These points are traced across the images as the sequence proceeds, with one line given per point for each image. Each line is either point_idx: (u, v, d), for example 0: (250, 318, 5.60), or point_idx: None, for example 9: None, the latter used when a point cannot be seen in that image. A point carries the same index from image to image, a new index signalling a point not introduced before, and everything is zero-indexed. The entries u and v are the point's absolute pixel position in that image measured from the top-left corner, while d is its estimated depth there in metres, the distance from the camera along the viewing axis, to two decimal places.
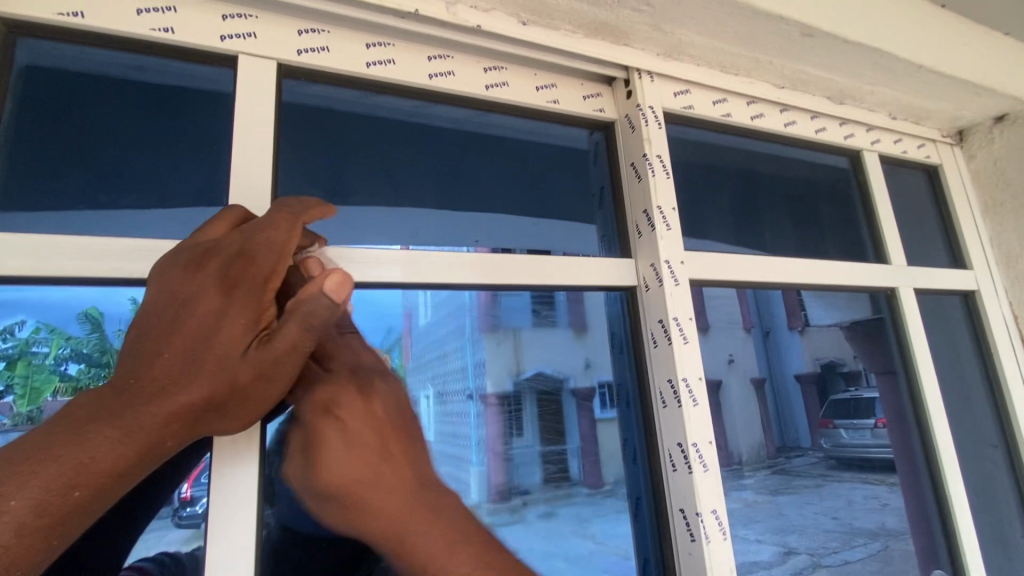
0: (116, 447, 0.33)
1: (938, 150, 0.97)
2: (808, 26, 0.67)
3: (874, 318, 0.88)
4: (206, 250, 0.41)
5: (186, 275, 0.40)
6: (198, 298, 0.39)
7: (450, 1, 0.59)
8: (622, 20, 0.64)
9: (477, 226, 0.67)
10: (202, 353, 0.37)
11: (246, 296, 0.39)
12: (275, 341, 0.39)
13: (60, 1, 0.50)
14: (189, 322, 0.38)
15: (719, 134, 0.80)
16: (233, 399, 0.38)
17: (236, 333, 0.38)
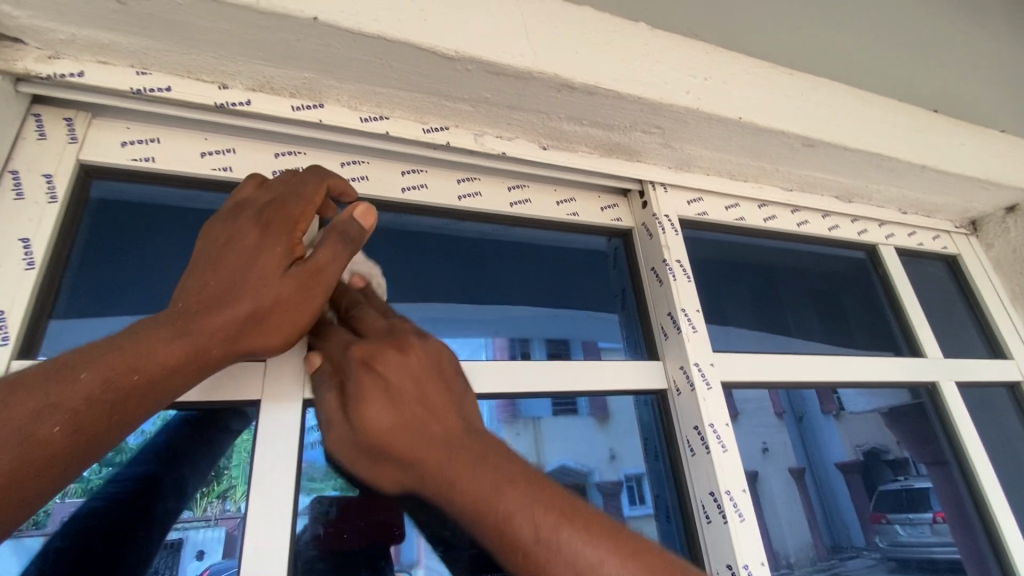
0: (173, 343, 0.40)
1: (954, 241, 0.98)
2: (810, 137, 0.72)
3: (915, 404, 0.83)
4: (235, 205, 0.49)
5: (227, 222, 0.48)
6: (239, 236, 0.46)
7: (478, 133, 0.66)
8: (634, 141, 0.70)
9: (505, 322, 0.68)
10: (240, 274, 0.45)
11: (279, 232, 0.47)
12: (316, 261, 0.47)
13: (136, 148, 0.56)
14: (232, 254, 0.46)
15: (734, 236, 0.83)
16: (266, 309, 0.45)
17: (271, 257, 0.46)
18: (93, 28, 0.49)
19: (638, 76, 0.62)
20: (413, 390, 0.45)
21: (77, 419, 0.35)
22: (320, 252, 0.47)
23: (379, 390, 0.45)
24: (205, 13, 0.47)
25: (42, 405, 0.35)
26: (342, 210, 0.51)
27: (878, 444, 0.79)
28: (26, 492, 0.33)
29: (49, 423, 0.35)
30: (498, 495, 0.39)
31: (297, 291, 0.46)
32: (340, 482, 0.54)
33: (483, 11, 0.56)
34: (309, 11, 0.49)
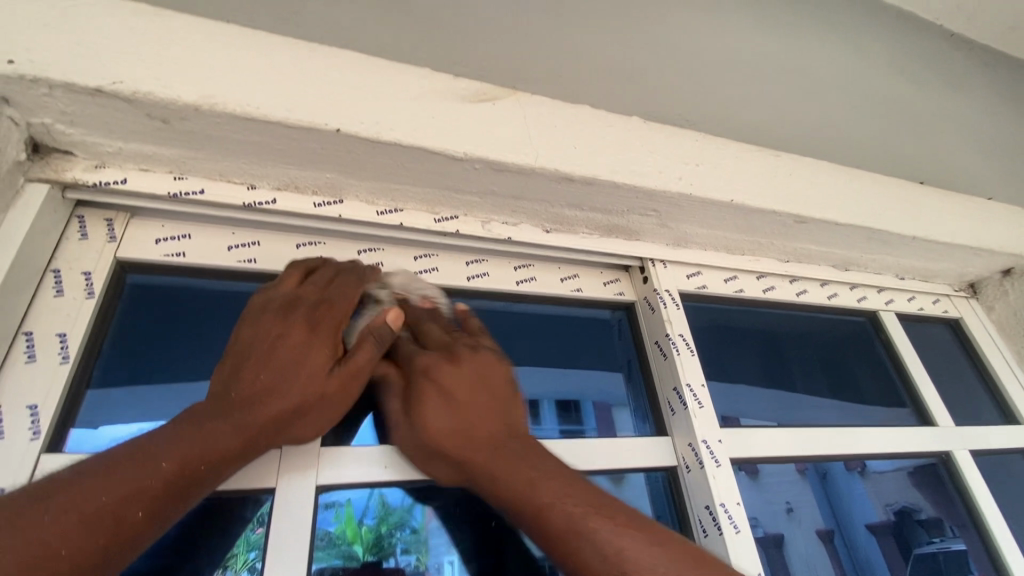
0: (225, 438, 0.44)
1: (955, 304, 1.00)
2: (801, 215, 0.75)
3: (937, 466, 0.82)
4: (285, 298, 0.53)
5: (276, 318, 0.51)
6: (288, 331, 0.50)
7: (485, 220, 0.70)
8: (633, 222, 0.74)
9: (510, 382, 0.70)
10: (288, 372, 0.48)
11: (324, 336, 0.51)
12: (356, 362, 0.51)
13: (169, 245, 0.60)
14: (283, 351, 0.49)
15: (735, 306, 0.86)
16: (310, 406, 0.49)
17: (317, 356, 0.50)
18: (139, 143, 0.54)
19: (634, 167, 0.67)
20: (466, 396, 0.53)
21: (148, 508, 0.40)
22: (360, 354, 0.51)
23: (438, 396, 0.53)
24: (240, 130, 0.53)
25: (112, 499, 0.38)
26: (381, 313, 0.54)
27: (910, 503, 0.79)
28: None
29: (115, 517, 0.38)
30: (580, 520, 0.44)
31: (338, 390, 0.50)
32: (343, 551, 0.55)
33: (489, 115, 0.62)
34: (332, 124, 0.54)
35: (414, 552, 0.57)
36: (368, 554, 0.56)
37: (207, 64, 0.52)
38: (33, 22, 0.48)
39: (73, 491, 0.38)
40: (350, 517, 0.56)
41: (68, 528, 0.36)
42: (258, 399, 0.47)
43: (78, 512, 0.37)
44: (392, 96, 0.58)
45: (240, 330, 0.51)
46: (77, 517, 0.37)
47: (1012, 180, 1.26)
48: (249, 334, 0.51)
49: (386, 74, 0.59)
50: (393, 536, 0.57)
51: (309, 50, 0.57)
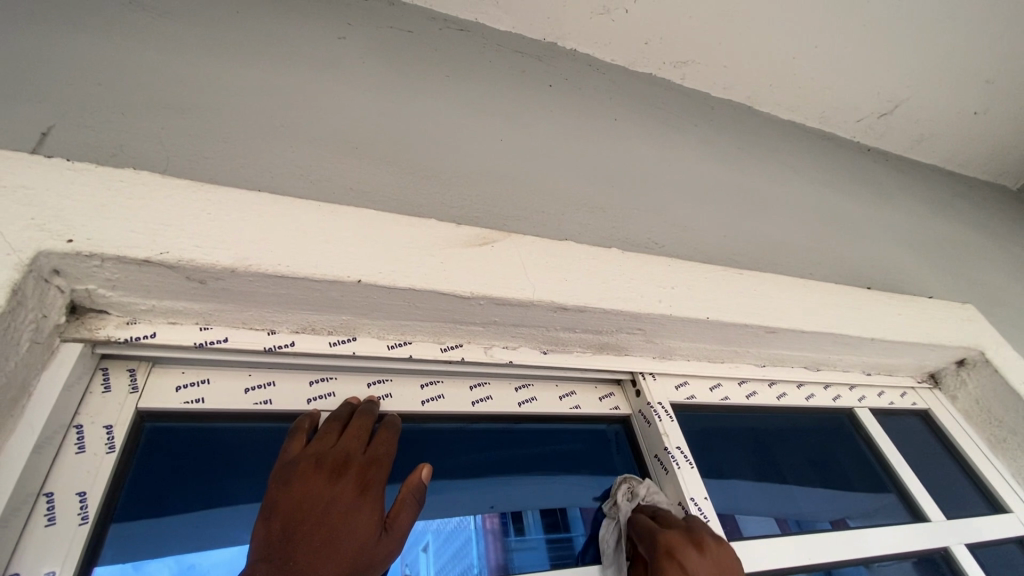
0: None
1: (920, 396, 1.07)
2: (770, 326, 0.83)
3: (931, 556, 0.83)
4: (338, 456, 0.58)
5: (332, 478, 0.56)
6: (340, 497, 0.55)
7: (487, 346, 0.76)
8: (621, 340, 0.80)
9: (499, 497, 0.73)
10: (340, 538, 0.52)
11: (375, 498, 0.57)
12: (398, 525, 0.58)
13: (188, 391, 0.63)
14: (340, 514, 0.54)
15: (723, 412, 0.90)
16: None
17: (364, 523, 0.55)
18: (173, 300, 0.59)
19: (620, 293, 0.75)
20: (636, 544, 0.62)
21: None
22: (401, 517, 0.59)
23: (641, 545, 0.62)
24: (270, 285, 0.59)
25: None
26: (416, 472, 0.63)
27: None
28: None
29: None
30: None
31: (380, 556, 0.55)
32: None
33: (489, 257, 0.70)
34: (354, 276, 0.60)
35: None
36: None
37: (243, 231, 0.59)
38: (92, 204, 0.55)
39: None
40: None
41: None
42: (317, 565, 0.49)
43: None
44: (405, 246, 0.66)
45: (288, 495, 0.54)
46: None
47: (945, 275, 1.41)
48: (302, 500, 0.54)
49: (398, 225, 0.67)
50: None
51: (332, 209, 0.64)
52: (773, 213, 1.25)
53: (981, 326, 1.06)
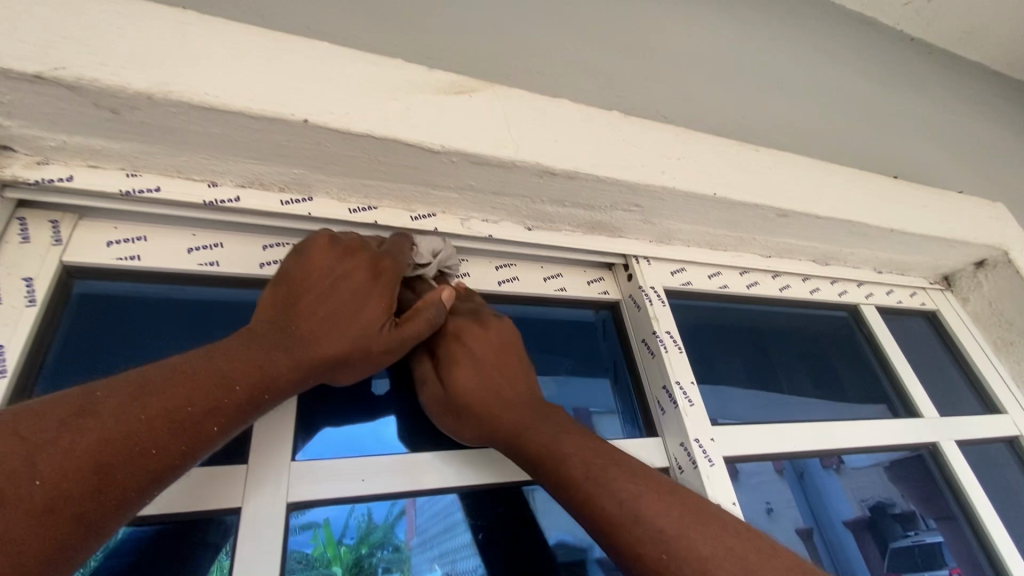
0: (290, 368, 0.47)
1: (931, 297, 1.01)
2: (783, 209, 0.75)
3: (915, 456, 0.82)
4: (349, 242, 0.57)
5: (340, 258, 0.55)
6: (351, 275, 0.55)
7: (464, 218, 0.68)
8: (616, 219, 0.72)
9: None
10: (347, 320, 0.52)
11: (387, 288, 0.56)
12: (414, 325, 0.56)
13: (121, 248, 0.56)
14: (342, 294, 0.53)
15: (719, 303, 0.85)
16: (353, 358, 0.52)
17: (371, 312, 0.54)
18: (85, 136, 0.49)
19: (617, 160, 0.65)
20: (493, 361, 0.60)
21: (210, 407, 0.41)
22: (414, 321, 0.56)
23: (469, 358, 0.60)
24: (199, 119, 0.49)
25: (197, 408, 0.40)
26: (436, 291, 0.59)
27: (885, 497, 0.78)
28: (136, 502, 0.37)
29: (198, 425, 0.40)
30: (601, 476, 0.48)
31: (385, 345, 0.53)
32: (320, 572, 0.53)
33: (465, 108, 0.59)
34: (299, 114, 0.50)
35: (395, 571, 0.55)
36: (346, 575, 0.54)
37: (162, 52, 0.48)
38: None
39: (164, 396, 0.40)
40: (330, 537, 0.54)
41: (159, 431, 0.38)
42: (315, 339, 0.50)
43: (166, 417, 0.39)
44: (364, 87, 0.55)
45: (301, 265, 0.54)
46: (163, 421, 0.39)
47: (976, 176, 1.29)
48: (311, 270, 0.54)
49: (356, 64, 0.56)
50: (373, 555, 0.55)
51: (275, 42, 0.53)
52: (801, 98, 1.11)
53: (1010, 225, 0.97)
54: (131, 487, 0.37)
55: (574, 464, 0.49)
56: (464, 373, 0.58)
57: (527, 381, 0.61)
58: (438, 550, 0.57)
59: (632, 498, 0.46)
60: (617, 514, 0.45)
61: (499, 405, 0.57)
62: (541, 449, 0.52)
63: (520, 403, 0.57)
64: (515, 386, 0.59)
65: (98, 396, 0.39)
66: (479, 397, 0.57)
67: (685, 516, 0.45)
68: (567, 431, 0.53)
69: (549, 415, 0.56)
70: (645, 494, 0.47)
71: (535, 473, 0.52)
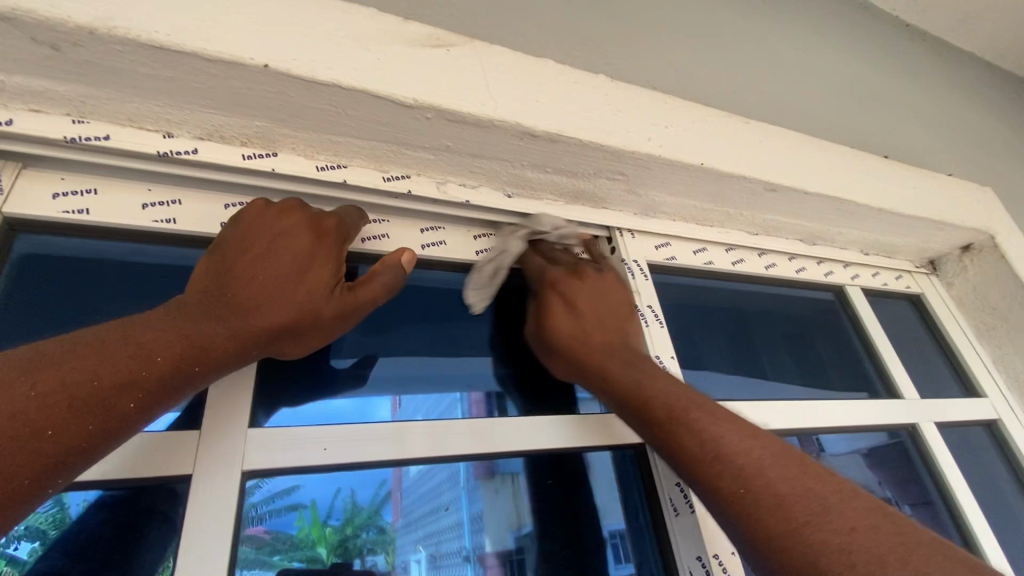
0: (224, 339, 0.43)
1: (916, 280, 1.00)
2: (771, 183, 0.73)
3: (895, 444, 0.81)
4: (289, 207, 0.54)
5: (278, 222, 0.52)
6: (292, 238, 0.51)
7: (441, 181, 0.65)
8: (599, 188, 0.70)
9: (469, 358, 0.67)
10: (288, 284, 0.49)
11: (331, 252, 0.52)
12: (364, 288, 0.53)
13: (69, 200, 0.52)
14: (283, 257, 0.49)
15: (703, 279, 0.83)
16: (298, 326, 0.48)
17: (315, 275, 0.50)
18: (23, 74, 0.45)
19: (601, 124, 0.63)
20: (590, 307, 0.62)
21: (123, 382, 0.37)
22: (367, 285, 0.53)
23: (562, 305, 0.63)
24: (148, 59, 0.45)
25: (105, 384, 0.36)
26: (394, 254, 0.56)
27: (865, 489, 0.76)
28: (32, 492, 0.33)
29: (107, 403, 0.36)
30: (687, 416, 0.48)
31: (334, 312, 0.50)
32: (304, 553, 0.51)
33: (441, 61, 0.56)
34: (259, 59, 0.47)
35: (380, 553, 0.53)
36: (330, 555, 0.52)
37: None
38: None
39: (63, 370, 0.36)
40: (315, 519, 0.52)
41: (56, 409, 0.34)
42: (253, 307, 0.46)
43: (66, 394, 0.35)
44: (332, 34, 0.52)
45: (237, 231, 0.50)
46: (61, 399, 0.35)
47: (965, 162, 1.28)
48: (247, 235, 0.50)
49: (324, 10, 0.53)
50: (358, 537, 0.53)
51: None
52: (794, 77, 1.08)
53: (998, 210, 0.96)
54: (21, 473, 0.32)
55: (661, 399, 0.50)
56: (559, 318, 0.62)
57: (619, 325, 0.62)
58: (423, 532, 0.56)
59: (712, 437, 0.45)
60: (699, 453, 0.45)
61: (582, 347, 0.59)
62: (625, 388, 0.53)
63: (608, 349, 0.58)
64: (622, 333, 0.61)
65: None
66: (569, 338, 0.61)
67: (779, 461, 0.43)
68: (621, 365, 0.56)
69: (641, 359, 0.57)
70: (730, 436, 0.45)
71: (624, 412, 0.53)
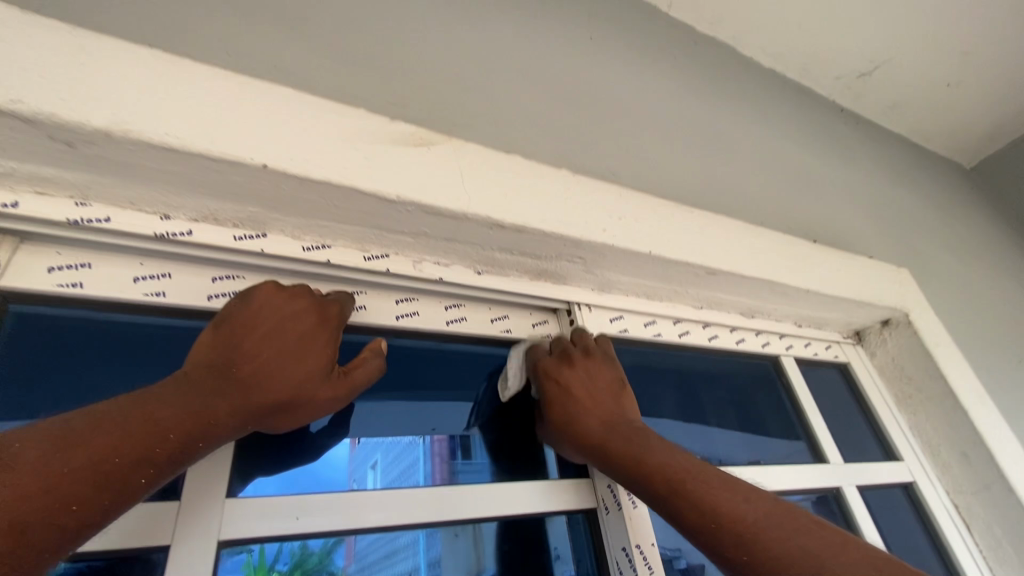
0: (228, 417, 0.48)
1: (843, 350, 1.12)
2: (712, 268, 0.82)
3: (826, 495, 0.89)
4: (296, 287, 0.59)
5: (284, 302, 0.57)
6: (298, 320, 0.57)
7: (417, 260, 0.71)
8: (562, 268, 0.77)
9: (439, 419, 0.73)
10: (291, 365, 0.54)
11: (330, 337, 0.59)
12: (355, 374, 0.59)
13: (64, 274, 0.55)
14: (287, 339, 0.55)
15: (654, 349, 0.90)
16: (295, 404, 0.54)
17: (315, 357, 0.56)
18: (37, 165, 0.50)
19: (564, 216, 0.70)
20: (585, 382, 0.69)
21: (141, 459, 0.41)
22: (360, 368, 0.60)
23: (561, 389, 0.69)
24: (158, 158, 0.50)
25: (125, 460, 0.41)
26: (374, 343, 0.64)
27: None
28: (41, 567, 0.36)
29: (121, 480, 0.40)
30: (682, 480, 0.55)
31: (328, 393, 0.56)
32: None
33: (423, 160, 0.63)
34: (259, 160, 0.53)
35: None
36: None
37: (126, 93, 0.50)
38: None
39: (90, 447, 0.40)
40: (262, 563, 0.55)
41: (82, 484, 0.38)
42: (258, 386, 0.51)
43: (94, 469, 0.39)
44: (326, 135, 0.58)
45: (245, 309, 0.55)
46: (89, 474, 0.39)
47: (889, 240, 1.44)
48: (256, 313, 0.55)
49: (320, 112, 0.59)
50: None
51: (241, 88, 0.56)
52: (738, 162, 1.21)
53: (911, 289, 1.09)
54: (46, 546, 0.36)
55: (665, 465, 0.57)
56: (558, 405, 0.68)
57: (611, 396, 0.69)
58: None
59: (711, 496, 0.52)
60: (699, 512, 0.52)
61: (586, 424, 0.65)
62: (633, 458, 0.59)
63: (604, 422, 0.65)
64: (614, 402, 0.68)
65: (14, 449, 0.38)
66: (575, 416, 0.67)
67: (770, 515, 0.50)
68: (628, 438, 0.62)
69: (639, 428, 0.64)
70: (727, 497, 0.52)
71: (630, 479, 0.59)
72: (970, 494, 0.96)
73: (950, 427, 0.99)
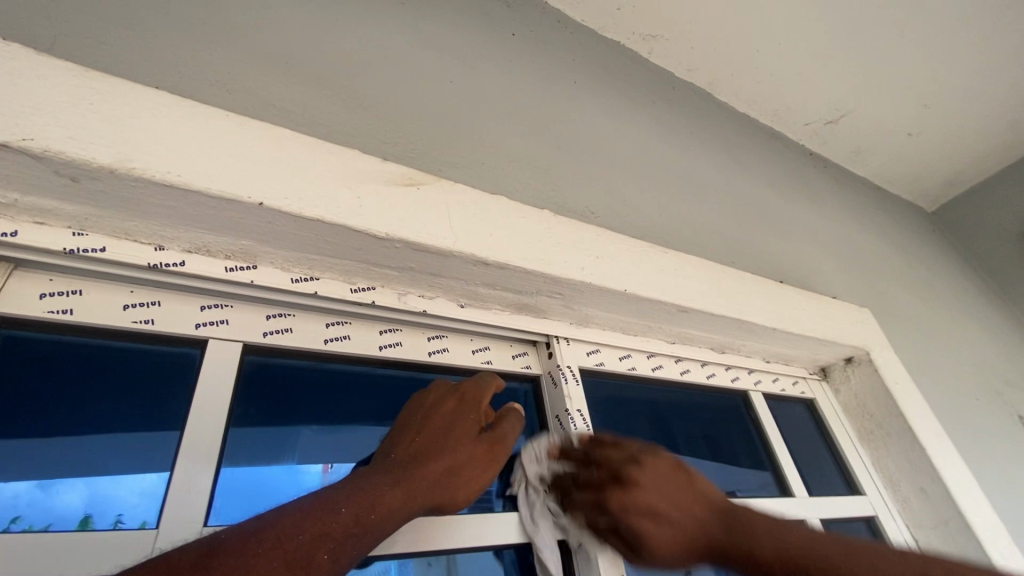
0: (402, 491, 0.53)
1: (809, 386, 1.16)
2: (684, 306, 0.86)
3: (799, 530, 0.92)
4: (438, 383, 0.68)
5: (427, 396, 0.65)
6: (442, 405, 0.64)
7: (402, 293, 0.73)
8: (542, 302, 0.80)
9: None
10: (444, 440, 0.60)
11: (467, 408, 0.65)
12: (501, 433, 0.65)
13: (56, 300, 0.56)
14: (434, 420, 0.62)
15: (630, 382, 0.93)
16: (456, 472, 0.59)
17: (466, 431, 0.62)
18: (39, 196, 0.52)
19: (544, 255, 0.74)
20: None
21: (326, 533, 0.46)
22: (504, 428, 0.66)
23: None
24: (159, 195, 0.53)
25: (312, 534, 0.45)
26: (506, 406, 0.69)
27: None
28: None
29: (310, 555, 0.44)
30: None
31: (477, 461, 0.61)
32: None
33: (412, 199, 0.67)
34: (256, 198, 0.55)
35: None
36: None
37: (132, 132, 0.52)
38: None
39: (282, 527, 0.45)
40: None
41: (279, 561, 0.42)
42: (417, 461, 0.57)
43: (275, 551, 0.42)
44: (321, 174, 0.61)
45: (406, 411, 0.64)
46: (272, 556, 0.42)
47: (854, 280, 1.51)
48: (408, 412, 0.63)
49: (316, 152, 0.62)
50: None
51: (242, 129, 0.59)
52: (712, 203, 1.28)
53: (871, 328, 1.15)
54: None
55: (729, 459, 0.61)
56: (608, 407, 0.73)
57: None
58: None
59: None
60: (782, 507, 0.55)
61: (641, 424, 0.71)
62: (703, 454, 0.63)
63: None
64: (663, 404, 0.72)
65: (221, 538, 0.42)
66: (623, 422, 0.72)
67: None
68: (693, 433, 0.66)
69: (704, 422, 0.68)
70: None
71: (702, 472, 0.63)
72: (929, 528, 1.00)
73: (909, 461, 1.04)
